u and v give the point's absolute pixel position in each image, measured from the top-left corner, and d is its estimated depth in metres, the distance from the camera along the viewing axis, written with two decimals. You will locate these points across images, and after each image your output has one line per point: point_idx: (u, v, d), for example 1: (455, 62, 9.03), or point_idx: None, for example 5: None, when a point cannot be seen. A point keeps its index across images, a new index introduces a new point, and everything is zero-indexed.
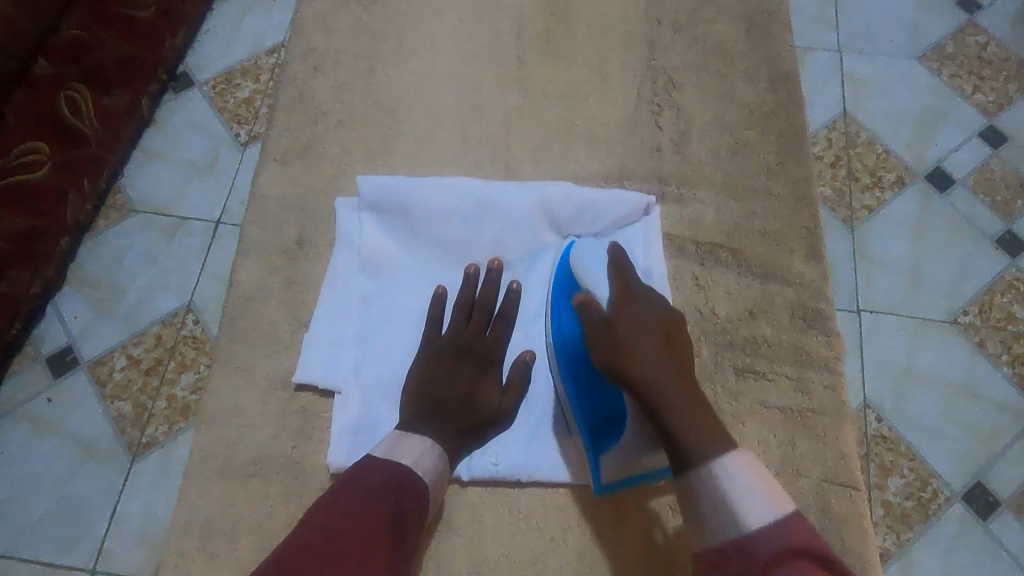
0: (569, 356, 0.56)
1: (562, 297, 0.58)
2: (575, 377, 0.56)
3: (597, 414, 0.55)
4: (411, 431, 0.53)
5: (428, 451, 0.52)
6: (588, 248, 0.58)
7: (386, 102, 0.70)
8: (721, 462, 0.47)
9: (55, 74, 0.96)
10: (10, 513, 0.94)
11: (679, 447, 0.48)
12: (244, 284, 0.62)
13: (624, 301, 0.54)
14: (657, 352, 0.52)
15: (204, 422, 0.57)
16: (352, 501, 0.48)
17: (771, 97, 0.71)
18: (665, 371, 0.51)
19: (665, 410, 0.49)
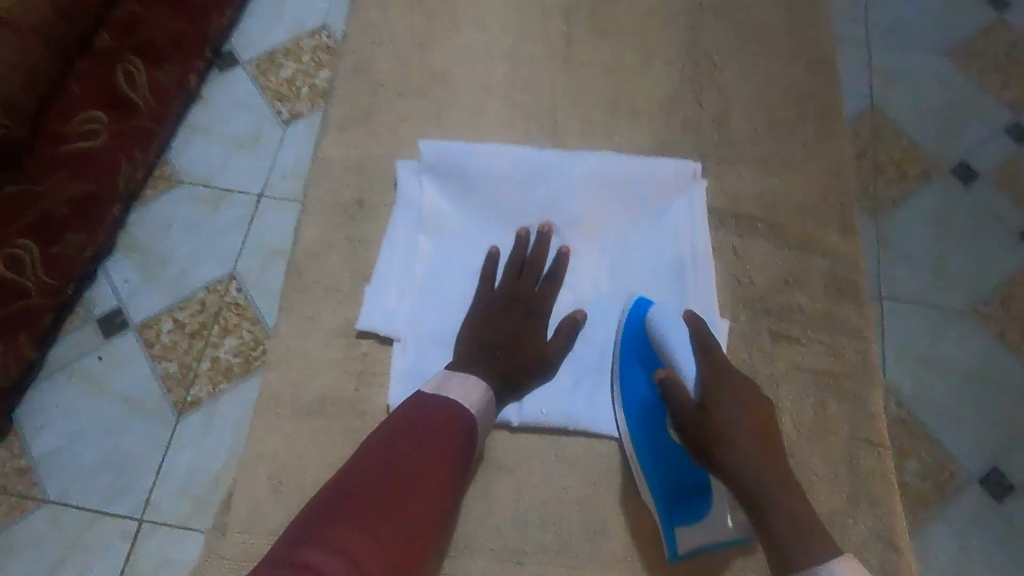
0: (644, 424, 0.58)
1: (637, 364, 0.59)
2: (650, 446, 0.57)
3: (672, 484, 0.56)
4: (460, 369, 0.57)
5: (473, 388, 0.55)
6: (666, 318, 0.58)
7: (439, 75, 0.74)
8: (833, 573, 0.44)
9: (112, 46, 1.00)
10: (65, 462, 1.01)
11: (782, 550, 0.47)
12: (308, 240, 0.66)
13: (710, 383, 0.54)
14: (750, 442, 0.51)
15: (272, 365, 0.61)
16: (417, 435, 0.51)
17: (808, 80, 0.74)
18: (755, 458, 0.50)
19: (761, 505, 0.49)
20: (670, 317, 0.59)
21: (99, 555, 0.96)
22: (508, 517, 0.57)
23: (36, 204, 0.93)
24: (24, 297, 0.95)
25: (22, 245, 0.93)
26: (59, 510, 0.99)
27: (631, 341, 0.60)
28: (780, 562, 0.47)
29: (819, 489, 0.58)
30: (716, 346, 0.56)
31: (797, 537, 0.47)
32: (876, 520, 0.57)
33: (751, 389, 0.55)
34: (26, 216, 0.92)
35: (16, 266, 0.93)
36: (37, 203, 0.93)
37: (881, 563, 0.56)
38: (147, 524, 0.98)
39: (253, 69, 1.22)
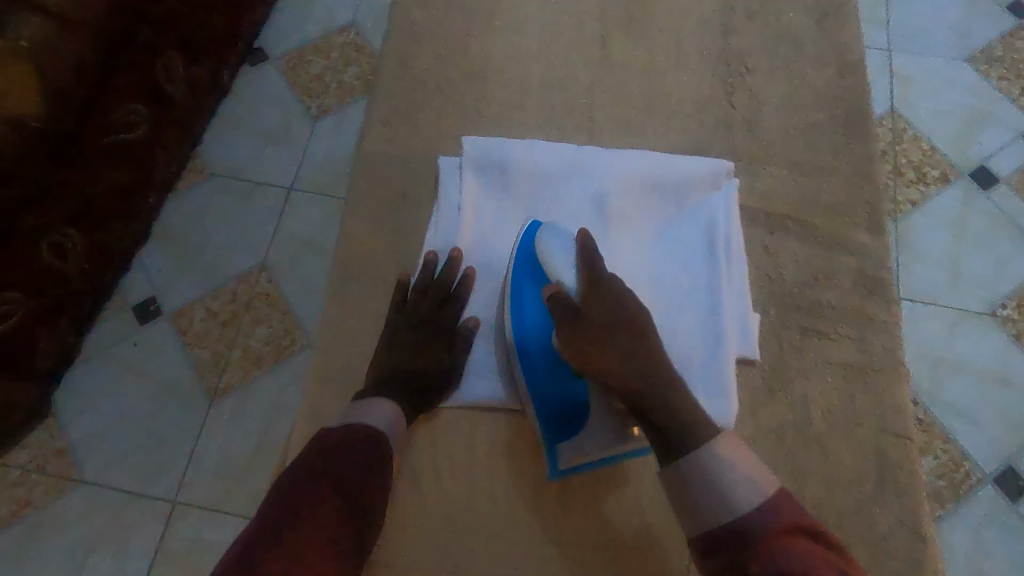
0: (534, 348, 0.62)
1: (527, 291, 0.63)
2: (541, 369, 0.62)
3: (555, 405, 0.61)
4: (372, 395, 0.58)
5: (376, 408, 0.57)
6: (556, 245, 0.61)
7: (479, 73, 0.76)
8: (710, 449, 0.50)
9: (153, 41, 0.98)
10: (100, 445, 1.02)
11: (670, 439, 0.52)
12: (354, 230, 0.68)
13: (588, 296, 0.57)
14: (624, 346, 0.55)
15: (320, 349, 0.64)
16: (330, 456, 0.52)
17: (838, 83, 0.76)
18: (633, 360, 0.55)
19: (640, 404, 0.54)
20: (556, 241, 0.61)
21: (134, 536, 0.98)
22: (546, 498, 0.60)
23: (80, 193, 0.94)
24: (67, 282, 0.97)
25: (67, 231, 0.94)
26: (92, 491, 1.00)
27: (523, 267, 0.63)
28: (667, 450, 0.52)
29: (846, 478, 0.60)
30: (597, 261, 0.58)
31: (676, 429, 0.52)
32: (903, 508, 0.59)
33: (632, 299, 0.57)
34: (68, 204, 0.93)
35: (61, 252, 0.94)
36: (81, 191, 0.94)
37: (907, 550, 0.58)
38: (181, 505, 0.99)
39: (282, 65, 1.23)
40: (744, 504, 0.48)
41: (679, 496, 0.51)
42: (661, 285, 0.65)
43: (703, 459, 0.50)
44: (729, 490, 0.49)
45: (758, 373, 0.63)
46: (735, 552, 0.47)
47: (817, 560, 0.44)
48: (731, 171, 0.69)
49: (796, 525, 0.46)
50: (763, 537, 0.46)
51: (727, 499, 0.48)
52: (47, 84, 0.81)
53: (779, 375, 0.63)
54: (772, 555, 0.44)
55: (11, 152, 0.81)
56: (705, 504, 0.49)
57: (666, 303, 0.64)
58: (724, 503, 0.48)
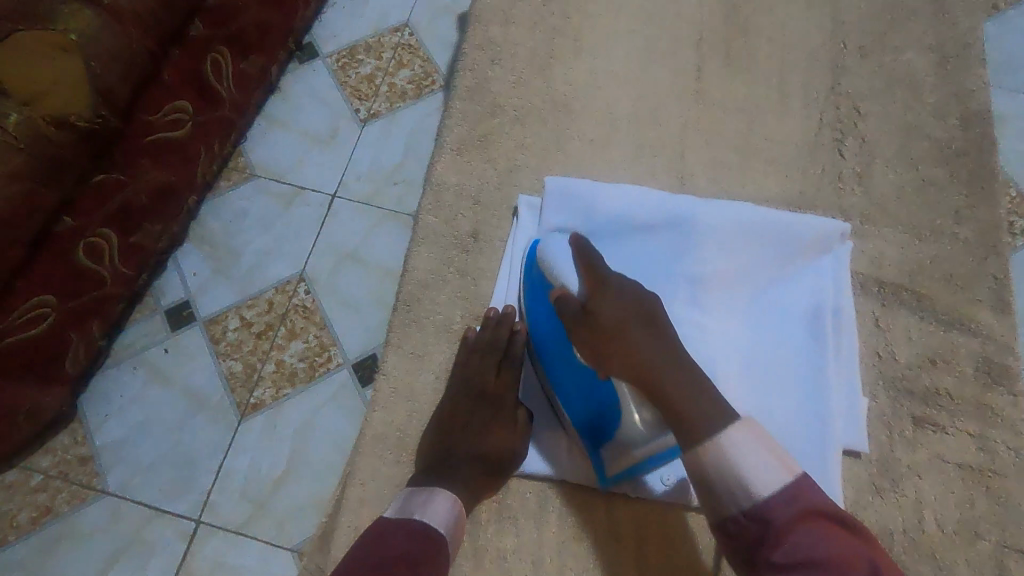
0: (551, 347, 0.57)
1: (538, 291, 0.57)
2: (561, 367, 0.56)
3: (583, 403, 0.54)
4: (432, 480, 0.53)
5: (437, 500, 0.52)
6: (556, 243, 0.57)
7: (561, 101, 0.69)
8: (726, 432, 0.44)
9: (205, 37, 0.91)
10: (120, 457, 0.92)
11: (683, 428, 0.46)
12: (419, 270, 0.62)
13: (595, 292, 0.52)
14: (640, 336, 0.49)
15: (377, 404, 0.58)
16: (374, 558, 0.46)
17: (960, 135, 0.68)
18: (652, 349, 0.48)
19: (658, 393, 0.47)
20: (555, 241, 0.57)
21: (155, 555, 0.88)
22: None
23: (120, 194, 0.85)
24: (100, 286, 0.88)
25: (103, 235, 0.85)
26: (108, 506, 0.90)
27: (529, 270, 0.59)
28: (682, 431, 0.46)
29: None
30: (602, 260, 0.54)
31: (691, 412, 0.46)
32: None
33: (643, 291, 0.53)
34: (106, 207, 0.84)
35: (99, 257, 0.86)
36: (122, 192, 0.86)
37: None
38: (204, 527, 0.89)
39: (332, 64, 1.11)
40: (764, 489, 0.43)
41: (693, 481, 0.46)
42: (761, 360, 0.58)
43: (720, 440, 0.44)
44: (749, 474, 0.43)
45: (864, 467, 0.57)
46: (756, 539, 0.42)
47: (846, 541, 0.41)
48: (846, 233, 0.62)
49: (823, 509, 0.42)
50: (785, 524, 0.41)
51: (747, 484, 0.43)
52: (94, 78, 0.74)
53: (888, 473, 0.56)
54: (797, 538, 0.41)
55: (52, 151, 0.73)
56: (721, 489, 0.44)
57: (766, 379, 0.57)
58: (743, 487, 0.43)
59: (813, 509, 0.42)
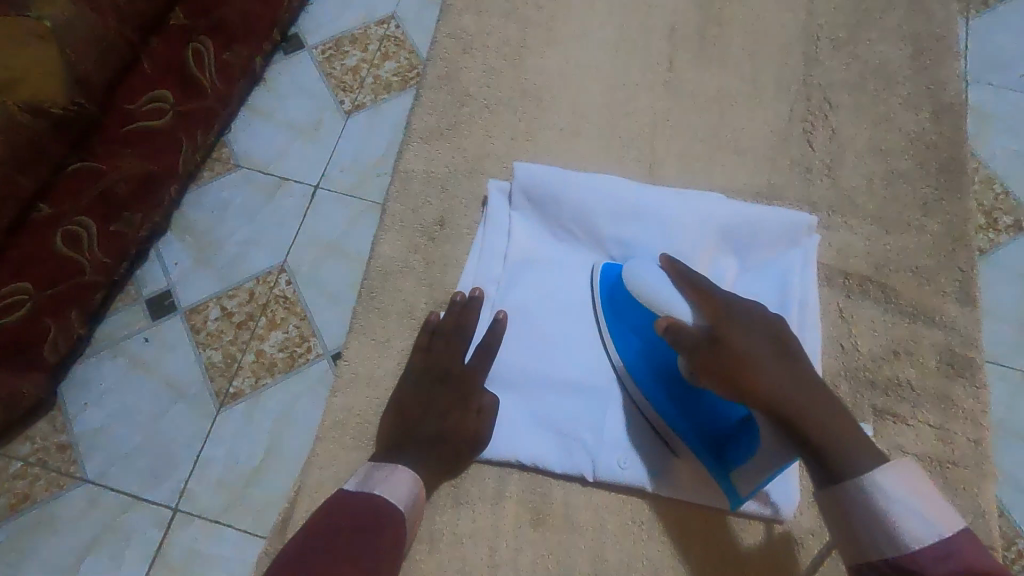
0: (653, 377, 0.55)
1: (631, 317, 0.56)
2: (672, 402, 0.54)
3: (709, 435, 0.53)
4: (392, 456, 0.54)
5: (402, 477, 0.52)
6: (643, 266, 0.55)
7: (531, 91, 0.69)
8: (874, 471, 0.43)
9: (185, 26, 0.91)
10: (97, 445, 0.92)
11: (830, 464, 0.44)
12: (384, 258, 0.62)
13: (716, 320, 0.50)
14: (773, 365, 0.47)
15: (337, 389, 0.59)
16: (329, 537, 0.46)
17: (932, 127, 0.68)
18: (790, 379, 0.47)
19: (803, 425, 0.45)
20: (641, 263, 0.55)
21: (131, 543, 0.88)
22: None
23: (98, 182, 0.85)
24: (78, 275, 0.87)
25: (81, 223, 0.85)
26: (86, 494, 0.90)
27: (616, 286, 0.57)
28: (829, 470, 0.44)
29: None
30: (708, 282, 0.53)
31: (839, 445, 0.44)
32: None
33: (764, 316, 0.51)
34: (83, 195, 0.83)
35: (76, 244, 0.85)
36: (98, 182, 0.85)
37: None
38: (182, 514, 0.89)
39: (317, 55, 1.10)
40: (915, 539, 0.41)
41: (835, 523, 0.44)
42: None
43: (870, 481, 0.42)
44: (899, 521, 0.41)
45: None
46: None
47: None
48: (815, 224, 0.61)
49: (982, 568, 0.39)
50: None
51: (894, 529, 0.41)
52: (68, 65, 0.74)
53: None
54: None
55: (23, 136, 0.72)
56: (862, 534, 0.43)
57: None
58: (884, 533, 0.42)
59: (968, 565, 0.40)
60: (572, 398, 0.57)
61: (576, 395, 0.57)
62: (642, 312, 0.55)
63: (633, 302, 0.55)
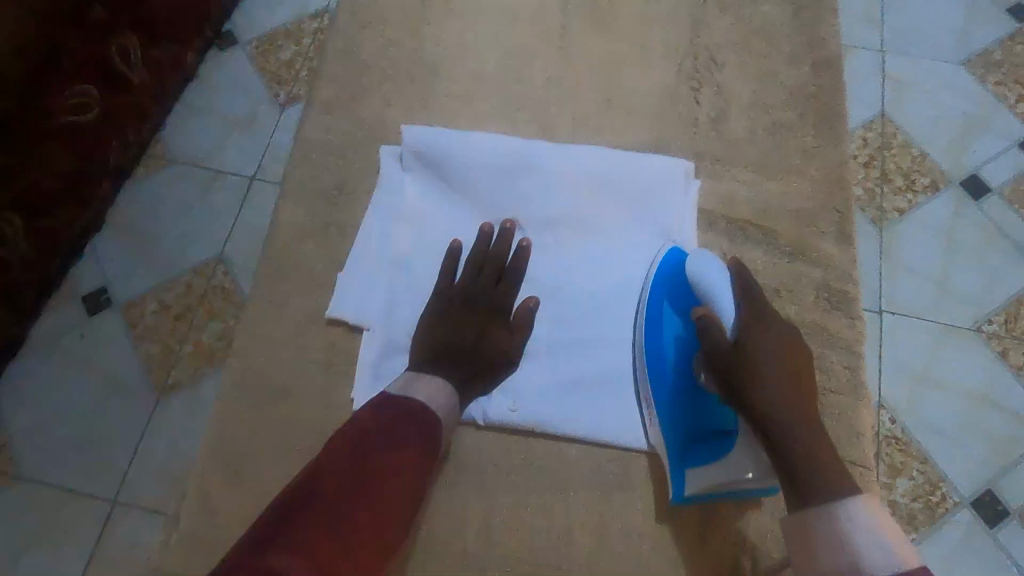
0: (665, 362, 0.56)
1: (665, 302, 0.58)
2: (677, 391, 0.56)
3: (692, 427, 0.55)
4: (415, 373, 0.54)
5: (440, 389, 0.53)
6: (704, 256, 0.56)
7: (429, 60, 0.71)
8: (847, 503, 0.46)
9: (109, 21, 0.87)
10: (36, 443, 0.91)
11: (806, 487, 0.47)
12: (284, 225, 0.64)
13: (751, 332, 0.53)
14: (785, 385, 0.51)
15: (238, 352, 0.60)
16: (389, 432, 0.47)
17: (812, 80, 0.71)
18: (794, 402, 0.50)
19: (795, 445, 0.48)
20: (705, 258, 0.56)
21: (72, 538, 0.87)
22: (472, 522, 0.54)
23: (20, 180, 0.82)
24: (8, 274, 0.86)
25: (6, 221, 0.83)
26: (27, 490, 0.89)
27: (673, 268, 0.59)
28: (807, 491, 0.47)
29: None
30: (757, 294, 0.55)
31: (821, 469, 0.47)
32: None
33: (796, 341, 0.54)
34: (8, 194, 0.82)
35: (0, 242, 0.83)
36: (19, 181, 0.82)
37: None
38: (121, 507, 0.88)
39: (251, 51, 1.10)
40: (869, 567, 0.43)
41: (797, 546, 0.47)
42: (605, 292, 0.60)
43: (845, 510, 0.45)
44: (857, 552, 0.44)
45: None
46: None
47: None
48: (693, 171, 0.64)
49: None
50: None
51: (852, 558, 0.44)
52: None
53: None
54: None
55: None
56: (824, 558, 0.46)
57: (608, 309, 0.59)
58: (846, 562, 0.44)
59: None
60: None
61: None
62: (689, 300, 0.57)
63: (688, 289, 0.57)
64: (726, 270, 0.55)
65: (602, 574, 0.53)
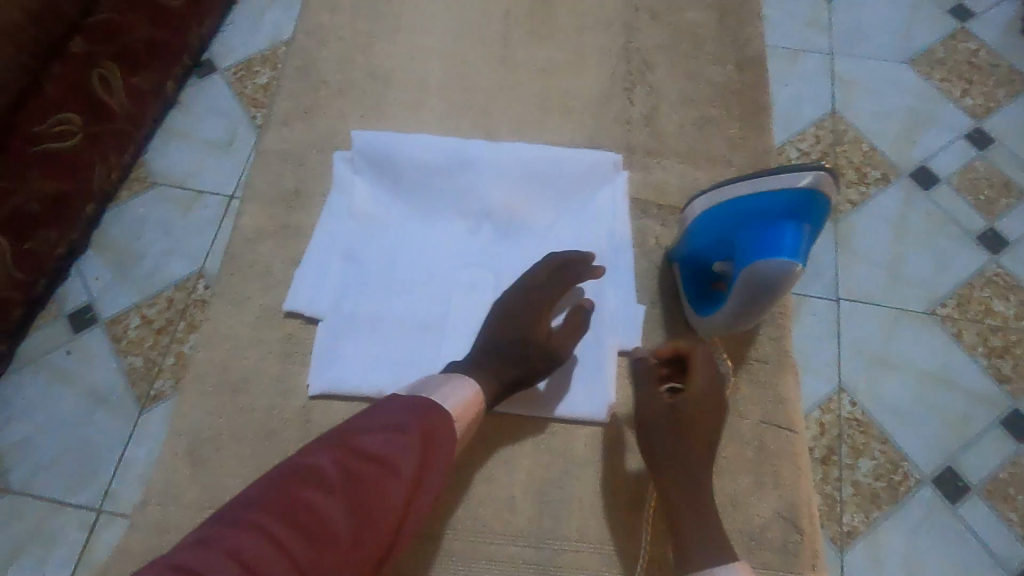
0: (711, 226, 0.57)
1: (745, 217, 0.53)
2: (703, 241, 0.59)
3: (695, 265, 0.62)
4: (457, 372, 0.56)
5: (456, 395, 0.53)
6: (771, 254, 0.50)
7: (380, 73, 0.77)
8: (728, 561, 0.49)
9: (88, 52, 0.94)
10: (23, 456, 0.93)
11: (692, 531, 0.52)
12: (245, 228, 0.68)
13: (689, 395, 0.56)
14: (694, 436, 0.55)
15: (202, 346, 0.64)
16: (364, 444, 0.47)
17: (738, 77, 0.77)
18: (694, 453, 0.55)
19: (689, 493, 0.53)
20: (768, 257, 0.50)
21: (57, 548, 0.89)
22: None
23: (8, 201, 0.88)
24: None
25: None
26: (16, 501, 0.91)
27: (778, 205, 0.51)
28: (692, 538, 0.51)
29: (724, 470, 0.59)
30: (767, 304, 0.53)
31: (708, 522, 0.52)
32: (781, 501, 0.58)
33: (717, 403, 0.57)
34: None
35: None
36: (8, 199, 0.88)
37: (784, 542, 0.57)
38: (106, 514, 0.90)
39: (229, 77, 1.16)
40: None
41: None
42: None
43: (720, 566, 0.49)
44: None
45: None
46: None
47: None
48: (829, 185, 0.50)
49: None
50: None
51: None
52: None
53: None
54: None
55: None
56: None
57: None
58: None
59: None
60: (410, 334, 0.62)
61: (410, 326, 0.62)
62: (746, 245, 0.52)
63: (753, 240, 0.52)
64: (768, 280, 0.51)
65: (543, 539, 0.56)
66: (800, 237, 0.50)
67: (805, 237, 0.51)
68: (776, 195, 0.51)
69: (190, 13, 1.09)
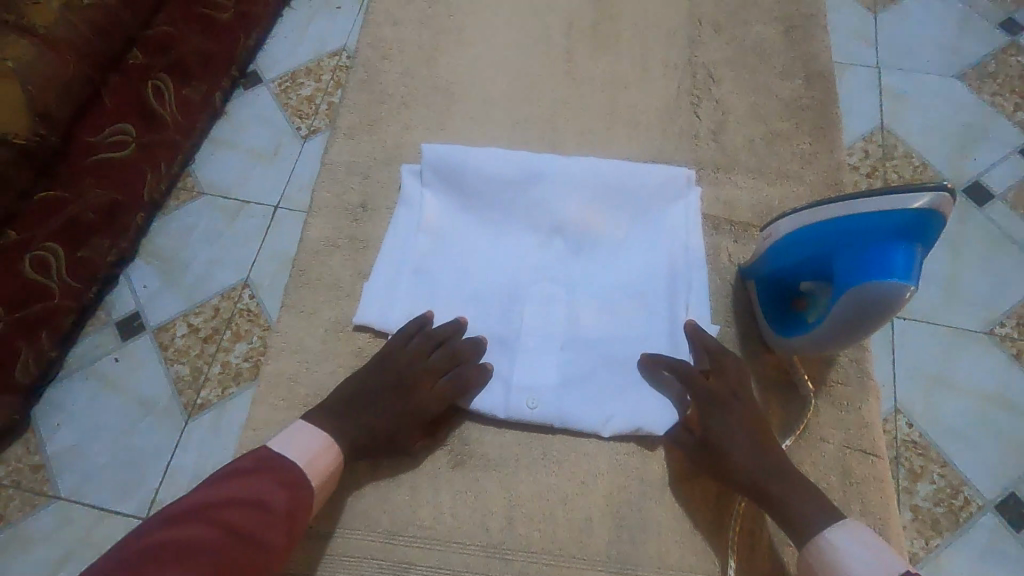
0: (805, 244, 0.56)
1: (849, 237, 0.52)
2: (792, 259, 0.58)
3: (776, 282, 0.61)
4: (306, 423, 0.55)
5: (322, 453, 0.53)
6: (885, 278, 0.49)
7: (443, 86, 0.77)
8: (834, 530, 0.49)
9: (144, 64, 0.95)
10: (69, 464, 0.92)
11: (786, 510, 0.51)
12: (312, 240, 0.68)
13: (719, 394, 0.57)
14: (729, 417, 0.55)
15: (272, 358, 0.63)
16: (228, 512, 0.47)
17: (806, 92, 0.75)
18: (741, 432, 0.55)
19: (759, 478, 0.53)
20: (881, 282, 0.49)
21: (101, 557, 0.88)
22: (495, 513, 0.56)
23: (65, 210, 0.88)
24: (49, 298, 0.90)
25: (51, 250, 0.88)
26: (61, 509, 0.90)
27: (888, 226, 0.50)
28: (789, 519, 0.51)
29: None
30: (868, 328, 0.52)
31: (794, 499, 0.51)
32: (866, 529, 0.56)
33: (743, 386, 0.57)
34: (53, 220, 0.86)
35: (42, 270, 0.87)
36: (65, 209, 0.87)
37: None
38: None
39: (274, 88, 1.16)
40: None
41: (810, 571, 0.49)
42: (616, 293, 0.63)
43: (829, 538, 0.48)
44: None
45: None
46: None
47: None
48: (947, 206, 0.49)
49: None
50: None
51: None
52: (32, 100, 0.78)
53: None
54: None
55: None
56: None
57: (617, 308, 0.63)
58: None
59: None
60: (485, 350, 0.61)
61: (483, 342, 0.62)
62: (853, 266, 0.51)
63: (862, 262, 0.51)
64: (877, 304, 0.50)
65: (619, 563, 0.55)
66: (912, 258, 0.50)
67: (917, 259, 0.50)
68: (887, 215, 0.50)
69: (239, 26, 1.10)
